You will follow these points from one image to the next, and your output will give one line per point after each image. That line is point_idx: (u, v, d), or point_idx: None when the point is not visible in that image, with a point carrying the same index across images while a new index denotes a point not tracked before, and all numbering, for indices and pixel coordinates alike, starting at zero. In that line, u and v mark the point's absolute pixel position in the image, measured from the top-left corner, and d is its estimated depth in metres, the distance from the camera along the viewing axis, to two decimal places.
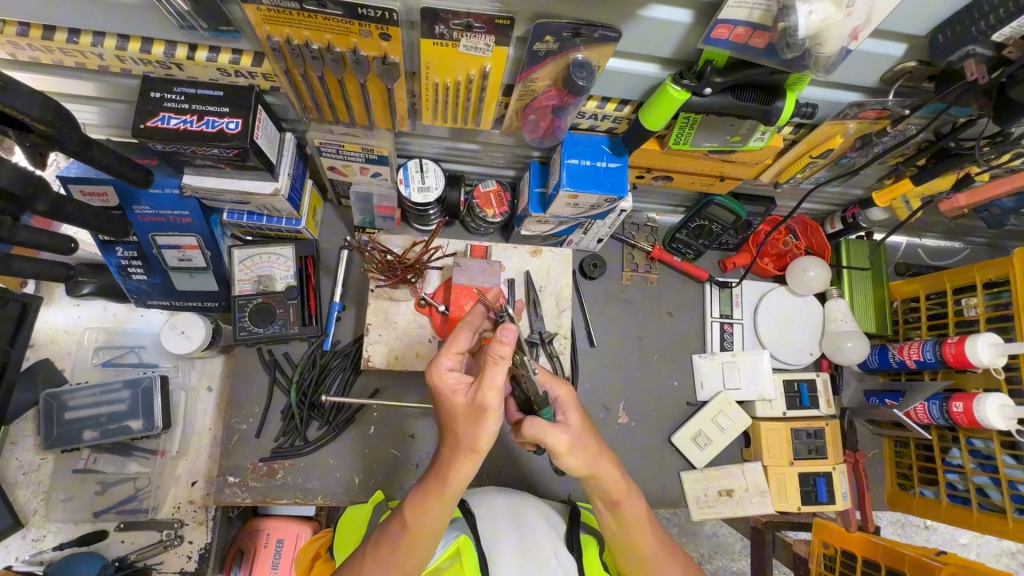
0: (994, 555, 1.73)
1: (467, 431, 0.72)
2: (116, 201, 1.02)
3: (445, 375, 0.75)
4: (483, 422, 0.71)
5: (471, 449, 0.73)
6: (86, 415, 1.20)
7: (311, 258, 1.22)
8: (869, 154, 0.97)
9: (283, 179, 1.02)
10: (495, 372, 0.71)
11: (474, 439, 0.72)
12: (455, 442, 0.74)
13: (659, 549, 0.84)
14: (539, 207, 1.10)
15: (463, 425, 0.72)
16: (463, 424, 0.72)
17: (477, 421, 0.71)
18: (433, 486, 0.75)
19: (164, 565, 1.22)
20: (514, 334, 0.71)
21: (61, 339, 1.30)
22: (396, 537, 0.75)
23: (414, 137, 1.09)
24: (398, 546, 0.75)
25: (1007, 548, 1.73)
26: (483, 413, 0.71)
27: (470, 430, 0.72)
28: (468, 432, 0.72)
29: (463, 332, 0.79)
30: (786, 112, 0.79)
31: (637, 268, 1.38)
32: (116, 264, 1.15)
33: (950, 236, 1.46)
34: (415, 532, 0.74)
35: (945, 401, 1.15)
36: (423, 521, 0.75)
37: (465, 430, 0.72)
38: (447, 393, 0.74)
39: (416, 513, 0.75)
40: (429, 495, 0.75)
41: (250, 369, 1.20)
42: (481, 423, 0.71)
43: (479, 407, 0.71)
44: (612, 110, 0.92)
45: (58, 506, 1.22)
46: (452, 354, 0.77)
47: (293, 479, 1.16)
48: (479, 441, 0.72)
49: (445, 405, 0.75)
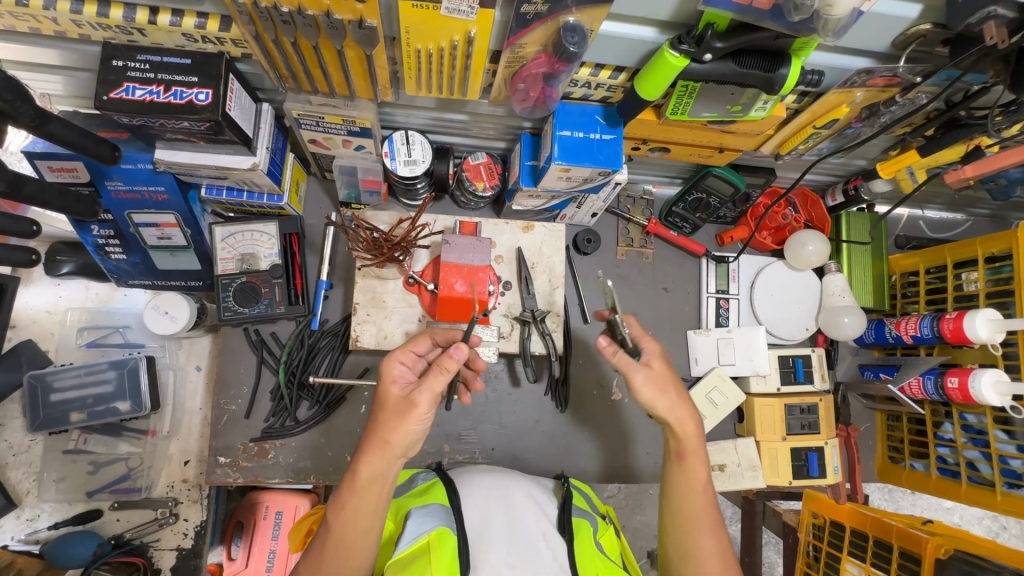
0: (976, 518, 1.78)
1: (388, 421, 0.76)
2: (87, 177, 0.97)
3: (396, 366, 0.83)
4: (406, 416, 0.75)
5: (383, 440, 0.75)
6: (73, 396, 1.17)
7: (295, 235, 1.18)
8: (876, 124, 0.92)
9: (261, 153, 0.98)
10: (438, 379, 0.76)
11: (393, 431, 0.75)
12: (372, 432, 0.77)
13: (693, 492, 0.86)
14: (530, 181, 1.06)
15: (387, 415, 0.77)
16: (388, 411, 0.77)
17: (401, 414, 0.75)
18: (346, 484, 0.77)
19: (161, 542, 1.24)
20: (465, 353, 0.76)
21: (43, 320, 1.27)
22: (322, 540, 0.78)
23: (399, 107, 1.04)
24: (324, 548, 0.77)
25: (990, 512, 1.77)
26: (410, 407, 0.75)
27: (389, 420, 0.75)
28: (391, 423, 0.76)
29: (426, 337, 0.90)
30: (791, 79, 0.74)
31: (632, 243, 1.35)
32: (92, 243, 1.11)
33: (952, 208, 1.43)
34: (341, 528, 0.77)
35: (940, 376, 1.14)
36: (346, 519, 0.77)
37: (387, 419, 0.76)
38: (389, 379, 0.81)
39: (335, 512, 0.77)
40: (343, 492, 0.78)
41: (237, 350, 1.18)
42: (405, 417, 0.75)
43: (407, 400, 0.76)
44: (607, 78, 0.87)
45: (51, 486, 1.22)
46: (408, 352, 0.87)
47: (284, 459, 1.15)
48: (395, 435, 0.75)
49: (379, 391, 0.80)
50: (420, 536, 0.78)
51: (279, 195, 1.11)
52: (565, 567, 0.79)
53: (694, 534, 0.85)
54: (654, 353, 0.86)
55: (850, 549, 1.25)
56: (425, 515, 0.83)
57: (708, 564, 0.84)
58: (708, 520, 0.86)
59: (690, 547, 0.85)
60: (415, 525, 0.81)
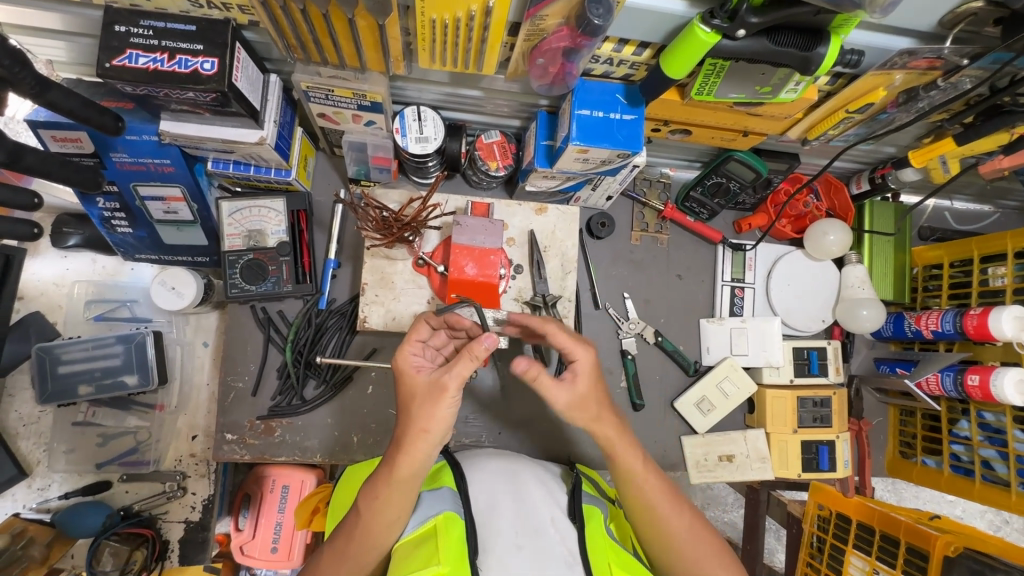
0: (979, 512, 1.76)
1: (422, 409, 0.77)
2: (91, 148, 0.95)
3: (410, 358, 0.82)
4: (438, 402, 0.76)
5: (420, 430, 0.77)
6: (81, 369, 1.17)
7: (303, 212, 1.16)
8: (913, 110, 0.87)
9: (269, 127, 0.95)
10: (467, 363, 0.76)
11: (428, 417, 0.76)
12: (407, 424, 0.78)
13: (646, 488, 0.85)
14: (546, 161, 1.02)
15: (420, 402, 0.78)
16: (418, 400, 0.78)
17: (433, 399, 0.76)
18: (381, 476, 0.79)
19: (169, 514, 1.27)
20: (496, 342, 0.76)
21: (50, 292, 1.26)
22: (349, 531, 0.80)
23: (410, 81, 1.00)
24: (351, 538, 0.80)
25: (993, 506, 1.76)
26: (441, 393, 0.76)
27: (424, 409, 0.76)
28: (422, 410, 0.77)
29: (423, 322, 0.87)
30: (828, 59, 0.70)
31: (648, 228, 1.31)
32: (98, 216, 1.09)
33: (980, 199, 1.38)
34: (367, 520, 0.79)
35: (960, 372, 1.12)
36: (373, 510, 0.79)
37: (421, 407, 0.77)
38: (409, 370, 0.80)
39: (369, 504, 0.79)
40: (374, 485, 0.79)
41: (245, 326, 1.17)
42: (437, 401, 0.76)
43: (438, 386, 0.76)
44: (630, 54, 0.83)
45: (60, 456, 1.23)
46: (415, 342, 0.84)
47: (291, 437, 1.15)
48: (431, 421, 0.76)
49: (404, 382, 0.81)
50: (428, 519, 0.79)
51: (287, 170, 1.08)
52: (574, 552, 0.78)
53: (660, 521, 0.85)
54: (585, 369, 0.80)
55: (855, 542, 1.24)
56: (433, 499, 0.83)
57: (684, 544, 0.84)
58: (668, 497, 0.86)
59: (662, 533, 0.85)
60: (424, 508, 0.82)
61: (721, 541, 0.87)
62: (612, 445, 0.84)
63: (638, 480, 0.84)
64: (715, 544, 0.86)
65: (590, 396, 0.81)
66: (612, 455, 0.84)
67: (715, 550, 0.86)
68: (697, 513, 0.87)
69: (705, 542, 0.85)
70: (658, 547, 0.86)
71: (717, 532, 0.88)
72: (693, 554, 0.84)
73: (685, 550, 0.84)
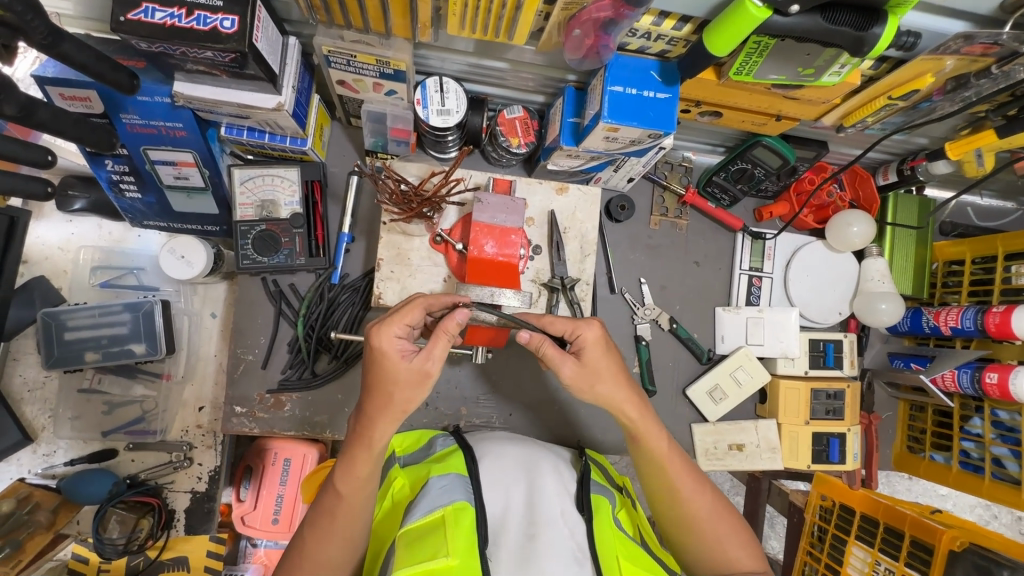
0: (970, 506, 1.76)
1: (403, 394, 0.80)
2: (101, 107, 0.91)
3: (392, 341, 0.79)
4: (421, 386, 0.80)
5: (401, 410, 0.80)
6: (87, 336, 1.14)
7: (317, 183, 1.12)
8: (958, 99, 0.85)
9: (287, 92, 0.91)
10: (446, 345, 0.81)
11: (408, 401, 0.80)
12: (386, 405, 0.80)
13: (667, 468, 0.89)
14: (571, 140, 0.99)
15: (401, 389, 0.79)
16: (402, 386, 0.79)
17: (415, 386, 0.80)
18: (359, 448, 0.81)
19: (175, 484, 1.25)
20: (469, 316, 0.82)
21: (55, 257, 1.23)
22: (331, 508, 0.81)
23: (434, 49, 0.96)
24: (334, 515, 0.81)
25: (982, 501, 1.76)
26: (426, 378, 0.80)
27: (407, 393, 0.79)
28: (405, 395, 0.80)
29: (420, 305, 0.82)
30: (883, 41, 0.67)
31: (667, 213, 1.29)
32: (105, 179, 1.05)
33: (1004, 195, 1.35)
34: (351, 496, 0.80)
35: (977, 370, 1.11)
36: (356, 486, 0.81)
37: (402, 392, 0.79)
38: (391, 355, 0.79)
39: (346, 480, 0.81)
40: (354, 461, 0.81)
41: (255, 299, 1.14)
42: (420, 388, 0.80)
43: (420, 373, 0.79)
44: (670, 29, 0.79)
45: (66, 423, 1.22)
46: (402, 325, 0.80)
47: (300, 412, 1.14)
48: (411, 404, 0.81)
49: (381, 366, 0.79)
50: (436, 508, 0.76)
51: (303, 139, 1.05)
52: (583, 548, 0.76)
53: (688, 506, 0.88)
54: (591, 343, 0.85)
55: (857, 533, 1.25)
56: (444, 486, 0.80)
57: (709, 524, 0.88)
58: (691, 477, 0.90)
59: (688, 515, 0.88)
60: (431, 496, 0.79)
61: (740, 519, 0.91)
62: (637, 427, 0.88)
63: (665, 465, 0.89)
64: (736, 521, 0.90)
65: (598, 370, 0.85)
66: (638, 439, 0.89)
67: (736, 532, 0.89)
68: (719, 493, 0.91)
69: (727, 521, 0.89)
70: (688, 535, 0.89)
71: (735, 508, 0.92)
72: (717, 532, 0.88)
73: (713, 530, 0.88)
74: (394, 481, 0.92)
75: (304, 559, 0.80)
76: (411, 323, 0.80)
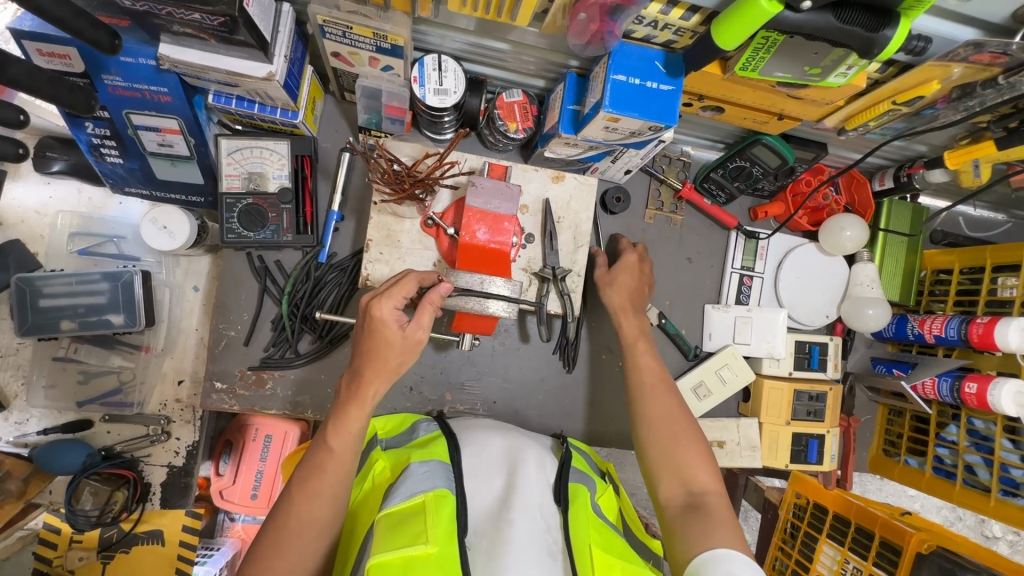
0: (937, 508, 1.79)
1: (399, 358, 0.80)
2: (81, 66, 0.87)
3: (389, 310, 0.80)
4: (413, 353, 0.81)
5: (393, 371, 0.81)
6: (64, 304, 1.11)
7: (308, 158, 1.09)
8: (962, 109, 0.84)
9: (278, 62, 0.88)
10: (433, 315, 0.81)
11: (403, 364, 0.81)
12: (379, 365, 0.80)
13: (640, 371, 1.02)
14: (571, 128, 0.97)
15: (397, 352, 0.80)
16: (395, 350, 0.80)
17: (410, 351, 0.81)
18: (352, 400, 0.81)
19: (151, 457, 1.23)
20: (450, 291, 0.82)
21: (31, 220, 1.19)
22: (320, 462, 0.79)
23: (433, 26, 0.93)
24: (323, 469, 0.78)
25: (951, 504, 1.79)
26: (416, 345, 0.81)
27: (402, 358, 0.80)
28: (400, 358, 0.80)
29: (413, 278, 0.83)
30: (893, 44, 0.66)
31: (663, 207, 1.28)
32: (86, 142, 1.01)
33: (996, 207, 1.36)
34: (342, 450, 0.79)
35: (957, 379, 1.13)
36: (347, 441, 0.80)
37: (398, 357, 0.80)
38: (388, 324, 0.79)
39: (338, 435, 0.80)
40: (346, 415, 0.80)
41: (240, 274, 1.12)
42: (415, 353, 0.82)
43: (414, 340, 0.81)
44: (677, 18, 0.77)
45: (40, 391, 1.19)
46: (397, 296, 0.80)
47: (282, 390, 1.12)
48: (405, 366, 0.82)
49: (378, 333, 0.79)
50: (416, 494, 0.75)
51: (294, 112, 1.01)
52: (559, 542, 0.76)
53: (649, 404, 0.97)
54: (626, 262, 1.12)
55: (829, 532, 1.28)
56: (425, 472, 0.79)
57: (665, 427, 0.93)
58: (656, 383, 1.00)
59: (647, 411, 0.97)
60: (413, 481, 0.78)
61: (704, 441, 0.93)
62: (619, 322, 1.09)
63: (635, 351, 1.05)
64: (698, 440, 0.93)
65: (616, 278, 1.11)
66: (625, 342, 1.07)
67: (691, 436, 0.92)
68: (683, 406, 0.97)
69: (686, 429, 0.93)
70: (650, 436, 0.94)
71: (700, 428, 0.95)
72: (671, 432, 0.93)
73: (669, 430, 0.93)
74: (375, 463, 0.90)
75: (291, 517, 0.76)
76: (406, 295, 0.81)
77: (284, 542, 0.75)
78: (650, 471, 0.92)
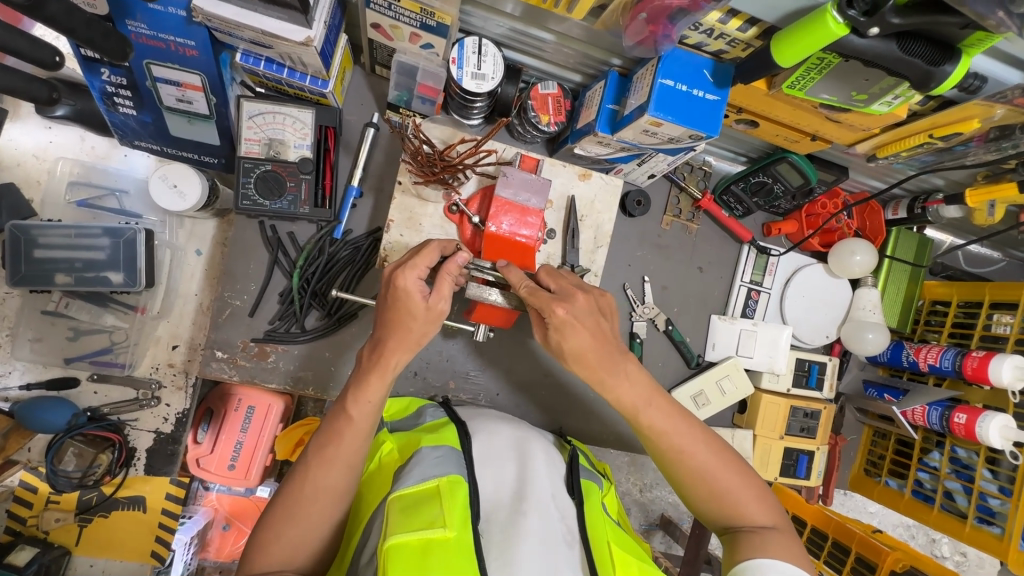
0: None
1: (420, 328, 0.78)
2: (105, 9, 0.81)
3: (414, 280, 0.77)
4: (435, 324, 0.79)
5: (415, 343, 0.78)
6: (60, 256, 1.05)
7: (331, 129, 1.06)
8: (994, 148, 0.86)
9: (318, 27, 0.84)
10: (452, 285, 0.79)
11: (424, 335, 0.79)
12: (403, 335, 0.78)
13: (659, 428, 0.85)
14: (607, 127, 0.96)
15: (420, 323, 0.77)
16: (418, 320, 0.77)
17: (431, 323, 0.78)
18: (373, 369, 0.78)
19: (138, 422, 1.20)
20: (466, 260, 0.82)
21: (28, 164, 1.14)
22: (336, 431, 0.77)
23: (479, 7, 0.90)
24: (340, 438, 0.77)
25: None
26: (438, 317, 0.79)
27: (421, 330, 0.78)
28: (422, 329, 0.78)
29: (435, 248, 0.81)
30: (949, 80, 0.67)
31: (680, 214, 1.28)
32: (98, 89, 0.95)
33: (994, 244, 1.40)
34: (361, 420, 0.77)
35: (947, 409, 1.16)
36: (367, 410, 0.78)
37: (418, 328, 0.78)
38: (412, 293, 0.76)
39: (357, 405, 0.77)
40: (366, 386, 0.78)
41: (250, 242, 1.08)
42: (435, 325, 0.79)
43: (435, 312, 0.78)
44: (734, 29, 0.76)
45: (25, 344, 1.14)
46: (420, 265, 0.78)
47: (284, 365, 1.09)
48: (426, 338, 0.79)
49: (402, 304, 0.77)
50: (429, 478, 0.74)
51: (324, 81, 0.98)
52: (574, 530, 0.77)
53: (686, 460, 0.85)
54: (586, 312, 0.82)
55: (806, 543, 1.33)
56: (437, 458, 0.78)
57: (711, 476, 0.84)
58: (687, 428, 0.86)
59: (683, 465, 0.85)
60: (426, 465, 0.77)
61: (752, 472, 0.87)
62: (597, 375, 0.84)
63: (635, 413, 0.85)
64: (747, 475, 0.86)
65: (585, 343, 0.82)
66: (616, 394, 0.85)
67: (751, 486, 0.85)
68: (724, 445, 0.87)
69: (736, 471, 0.85)
70: (699, 490, 0.85)
71: (747, 465, 0.88)
72: (721, 484, 0.84)
73: (717, 481, 0.84)
74: (382, 444, 0.89)
75: (305, 484, 0.75)
76: (430, 265, 0.79)
77: (296, 509, 0.74)
78: (700, 510, 0.87)
